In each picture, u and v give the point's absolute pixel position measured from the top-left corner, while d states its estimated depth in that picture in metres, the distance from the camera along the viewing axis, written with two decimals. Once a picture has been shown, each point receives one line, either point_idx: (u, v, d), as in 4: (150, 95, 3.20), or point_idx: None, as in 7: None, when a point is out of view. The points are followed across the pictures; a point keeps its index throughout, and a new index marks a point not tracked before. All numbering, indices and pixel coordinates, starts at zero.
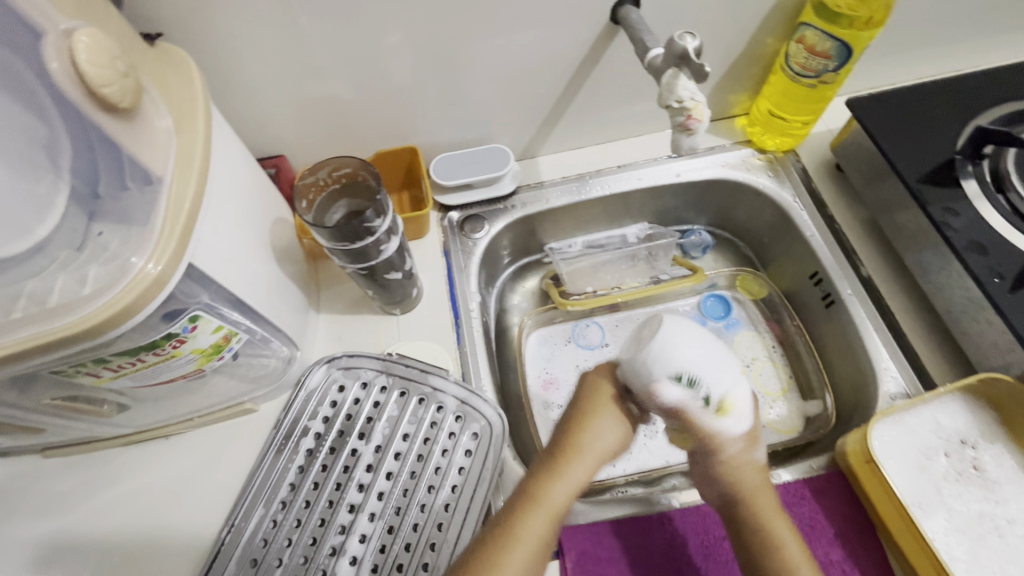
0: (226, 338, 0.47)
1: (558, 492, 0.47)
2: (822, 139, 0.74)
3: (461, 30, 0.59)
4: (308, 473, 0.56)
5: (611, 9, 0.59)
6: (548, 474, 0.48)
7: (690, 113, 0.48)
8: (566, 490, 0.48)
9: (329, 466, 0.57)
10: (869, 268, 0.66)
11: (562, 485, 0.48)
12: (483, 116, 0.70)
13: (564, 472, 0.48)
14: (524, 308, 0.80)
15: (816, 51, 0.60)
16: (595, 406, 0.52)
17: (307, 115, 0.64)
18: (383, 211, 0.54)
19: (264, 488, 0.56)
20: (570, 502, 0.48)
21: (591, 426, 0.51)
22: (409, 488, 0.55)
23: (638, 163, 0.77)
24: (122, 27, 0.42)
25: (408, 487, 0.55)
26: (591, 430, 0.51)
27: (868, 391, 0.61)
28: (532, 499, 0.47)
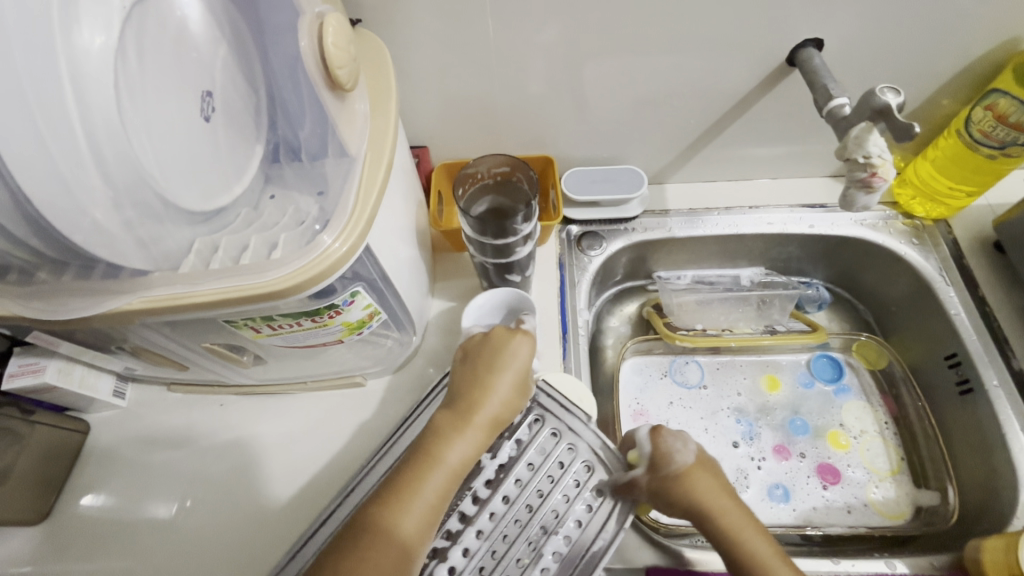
0: (370, 315, 0.48)
1: (453, 454, 0.49)
2: (980, 213, 0.69)
3: (632, 51, 0.59)
4: None
5: (790, 50, 0.57)
6: (448, 433, 0.50)
7: (876, 170, 0.45)
8: (463, 451, 0.49)
9: None
10: (1021, 361, 0.60)
11: (457, 445, 0.49)
12: (625, 137, 0.70)
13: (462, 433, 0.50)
14: (621, 333, 0.79)
15: (1008, 120, 0.56)
16: (492, 371, 0.53)
17: (457, 111, 0.67)
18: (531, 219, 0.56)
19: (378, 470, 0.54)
20: (463, 463, 0.50)
21: (485, 387, 0.52)
22: (521, 519, 0.52)
23: (770, 207, 0.74)
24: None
25: (522, 519, 0.52)
26: (489, 395, 0.52)
27: (1003, 495, 0.56)
28: (431, 458, 0.48)
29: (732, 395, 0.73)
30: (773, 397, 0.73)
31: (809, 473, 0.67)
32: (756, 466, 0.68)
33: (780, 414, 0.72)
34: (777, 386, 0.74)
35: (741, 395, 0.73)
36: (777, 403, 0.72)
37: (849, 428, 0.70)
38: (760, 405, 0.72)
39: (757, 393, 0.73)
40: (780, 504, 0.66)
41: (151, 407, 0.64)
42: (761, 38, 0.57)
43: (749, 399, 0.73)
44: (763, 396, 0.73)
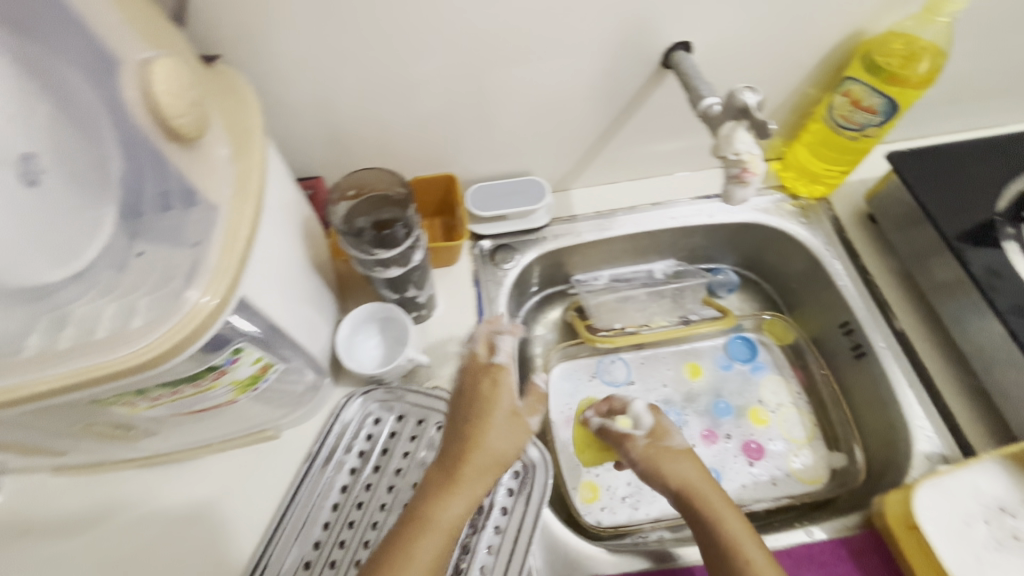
0: (263, 368, 0.46)
1: (449, 513, 0.48)
2: (855, 188, 0.74)
3: (513, 64, 0.59)
4: (343, 510, 0.55)
5: (662, 53, 0.59)
6: (439, 493, 0.49)
7: (746, 166, 0.47)
8: (459, 508, 0.49)
9: (365, 503, 0.55)
10: (903, 322, 0.65)
11: (451, 503, 0.49)
12: (523, 149, 0.70)
13: (458, 489, 0.49)
14: (547, 340, 0.80)
15: (862, 106, 0.60)
16: (482, 422, 0.52)
17: (348, 138, 0.64)
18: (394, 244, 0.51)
19: (298, 522, 0.55)
20: (459, 521, 0.49)
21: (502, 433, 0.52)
22: None
23: (671, 202, 0.76)
24: (177, 41, 0.40)
25: None
26: (478, 444, 0.51)
27: (900, 448, 0.60)
28: (420, 522, 0.48)
29: (658, 387, 0.75)
30: (695, 383, 0.76)
31: (736, 453, 0.70)
32: None
33: (703, 399, 0.74)
34: (697, 372, 0.76)
35: (665, 386, 0.76)
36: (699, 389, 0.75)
37: (766, 401, 0.74)
38: (684, 393, 0.75)
39: (680, 381, 0.76)
40: None
41: (33, 498, 0.57)
42: (636, 43, 0.58)
43: (674, 388, 0.75)
44: (686, 384, 0.76)
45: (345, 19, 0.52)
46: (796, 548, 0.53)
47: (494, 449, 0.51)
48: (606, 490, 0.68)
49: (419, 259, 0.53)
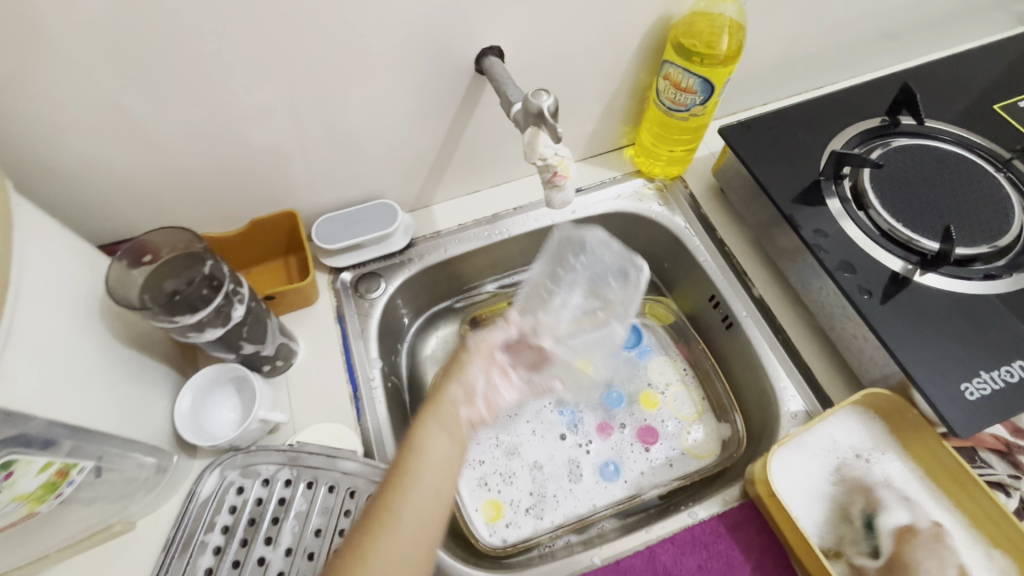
0: (61, 473, 0.41)
1: (437, 437, 0.49)
2: (705, 162, 0.77)
3: (321, 90, 0.56)
4: None
5: (475, 58, 0.58)
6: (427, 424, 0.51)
7: (555, 169, 0.49)
8: (446, 432, 0.50)
9: None
10: (759, 288, 0.67)
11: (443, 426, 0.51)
12: (366, 173, 0.67)
13: (440, 410, 0.52)
14: (439, 357, 0.77)
15: (682, 87, 0.61)
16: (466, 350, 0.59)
17: (163, 191, 0.59)
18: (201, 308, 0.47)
19: None
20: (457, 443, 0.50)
21: (460, 378, 0.55)
22: None
23: (534, 204, 0.75)
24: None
25: None
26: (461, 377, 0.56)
27: (770, 410, 0.62)
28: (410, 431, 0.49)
29: None
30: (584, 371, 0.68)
31: (632, 441, 0.70)
32: (585, 451, 0.70)
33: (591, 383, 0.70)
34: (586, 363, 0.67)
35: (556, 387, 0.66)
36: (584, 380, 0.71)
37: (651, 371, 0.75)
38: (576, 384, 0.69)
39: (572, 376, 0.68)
40: (612, 481, 0.68)
41: None
42: (446, 53, 0.57)
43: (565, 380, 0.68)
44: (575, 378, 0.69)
45: (109, 69, 0.47)
46: (680, 533, 0.53)
47: (467, 394, 0.54)
48: (509, 505, 0.66)
49: (241, 314, 0.49)
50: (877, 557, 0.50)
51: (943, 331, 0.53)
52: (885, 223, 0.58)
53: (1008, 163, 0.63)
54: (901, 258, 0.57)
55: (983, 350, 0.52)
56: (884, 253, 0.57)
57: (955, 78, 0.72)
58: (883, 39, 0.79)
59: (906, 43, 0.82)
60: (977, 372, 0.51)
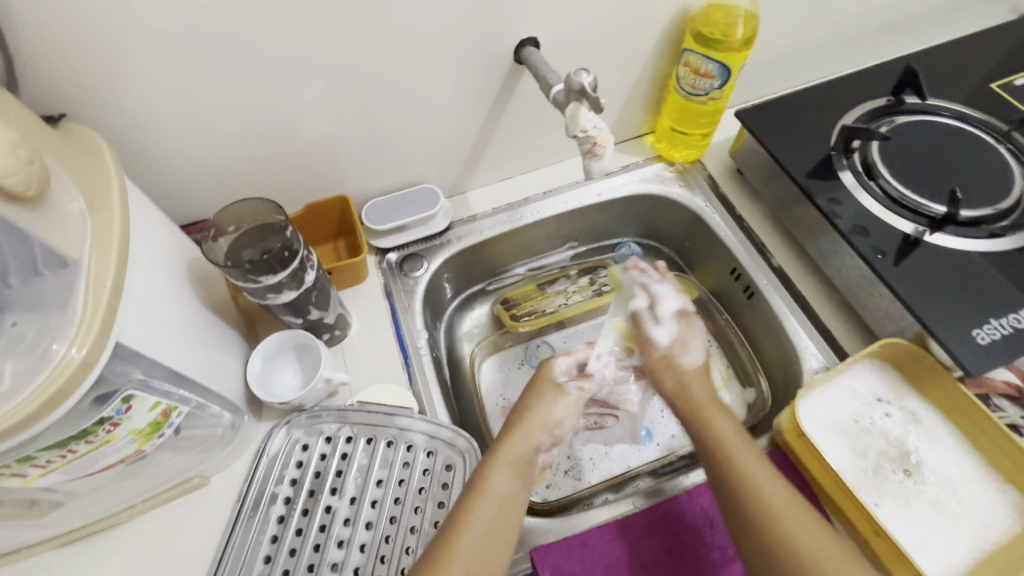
0: (165, 414, 0.47)
1: (498, 480, 0.50)
2: (721, 147, 0.82)
3: (376, 81, 0.62)
4: (283, 541, 0.55)
5: (513, 50, 0.63)
6: (490, 461, 0.52)
7: (595, 140, 0.54)
8: (506, 478, 0.51)
9: (304, 529, 0.55)
10: (778, 258, 0.72)
11: (504, 469, 0.52)
12: (410, 160, 0.72)
13: (504, 455, 0.53)
14: (476, 335, 0.82)
15: (701, 72, 0.66)
16: (541, 392, 0.59)
17: (230, 176, 0.65)
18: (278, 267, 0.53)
19: (238, 564, 0.54)
20: (516, 489, 0.51)
21: (543, 419, 0.57)
22: (390, 534, 0.55)
23: (563, 188, 0.81)
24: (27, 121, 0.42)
25: (391, 533, 0.55)
26: (535, 412, 0.57)
27: (794, 370, 0.66)
28: (475, 490, 0.50)
29: None
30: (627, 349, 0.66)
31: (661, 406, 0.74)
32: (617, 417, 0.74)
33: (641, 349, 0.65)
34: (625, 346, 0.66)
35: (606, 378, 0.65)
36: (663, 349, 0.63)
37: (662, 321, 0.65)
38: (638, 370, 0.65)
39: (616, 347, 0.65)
40: (645, 444, 0.72)
41: None
42: (488, 46, 0.62)
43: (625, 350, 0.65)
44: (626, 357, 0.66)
45: (195, 62, 0.53)
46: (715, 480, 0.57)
47: (551, 437, 0.57)
48: (549, 468, 0.70)
49: (312, 279, 0.55)
50: (898, 489, 0.54)
51: (953, 284, 0.58)
52: (895, 191, 0.63)
53: (1007, 135, 0.68)
54: (912, 222, 0.61)
55: (993, 301, 0.56)
56: (896, 218, 0.62)
57: (955, 61, 0.77)
58: (887, 29, 0.84)
59: (908, 33, 0.87)
60: (987, 320, 0.55)
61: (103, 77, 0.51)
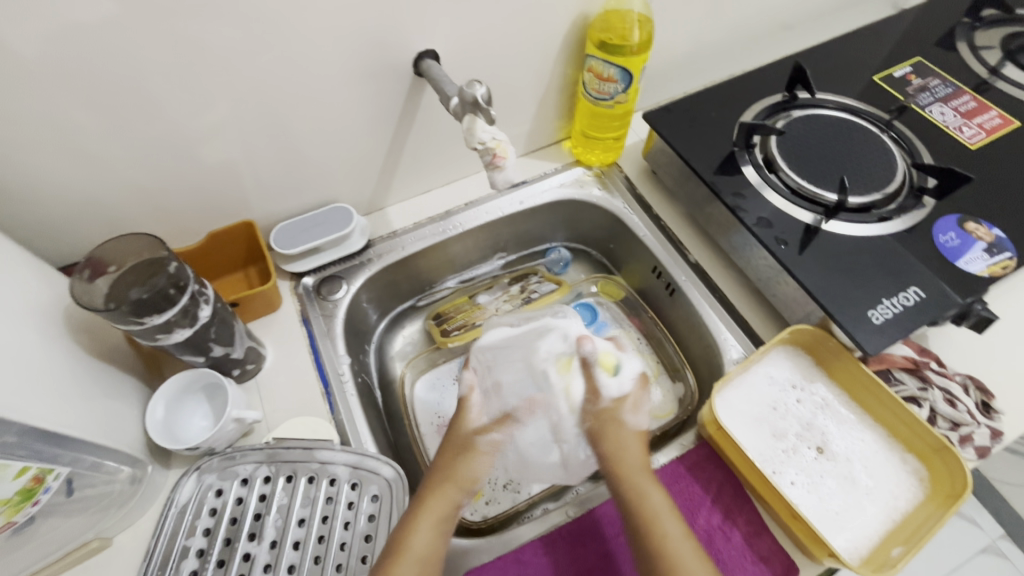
0: (38, 478, 0.42)
1: (419, 539, 0.49)
2: (636, 148, 0.84)
3: (269, 101, 0.59)
4: None
5: (413, 62, 0.62)
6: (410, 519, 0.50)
7: (495, 151, 0.54)
8: (429, 535, 0.49)
9: None
10: (695, 254, 0.74)
11: (421, 529, 0.50)
12: (320, 180, 0.70)
13: (424, 513, 0.51)
14: (407, 352, 0.80)
15: (604, 77, 0.67)
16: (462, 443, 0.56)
17: (118, 208, 0.60)
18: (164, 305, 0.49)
19: None
20: (435, 547, 0.49)
21: (458, 471, 0.54)
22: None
23: (484, 198, 0.80)
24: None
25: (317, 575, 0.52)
26: (457, 466, 0.54)
27: (715, 362, 0.68)
28: (396, 552, 0.48)
29: None
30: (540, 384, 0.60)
31: None
32: None
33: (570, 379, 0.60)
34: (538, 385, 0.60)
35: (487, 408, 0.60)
36: (611, 401, 0.58)
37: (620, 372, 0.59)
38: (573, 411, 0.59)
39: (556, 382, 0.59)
40: None
41: None
42: (386, 59, 0.61)
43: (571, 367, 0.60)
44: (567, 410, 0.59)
45: (57, 91, 0.49)
46: None
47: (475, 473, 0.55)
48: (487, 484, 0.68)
49: (207, 314, 0.52)
50: (813, 467, 0.56)
51: (850, 269, 0.61)
52: (794, 183, 0.66)
53: (889, 124, 0.72)
54: (810, 212, 0.64)
55: (887, 282, 0.60)
56: (795, 209, 0.65)
57: (842, 57, 0.81)
58: (779, 27, 0.88)
59: (801, 30, 0.92)
60: (880, 300, 0.58)
61: None
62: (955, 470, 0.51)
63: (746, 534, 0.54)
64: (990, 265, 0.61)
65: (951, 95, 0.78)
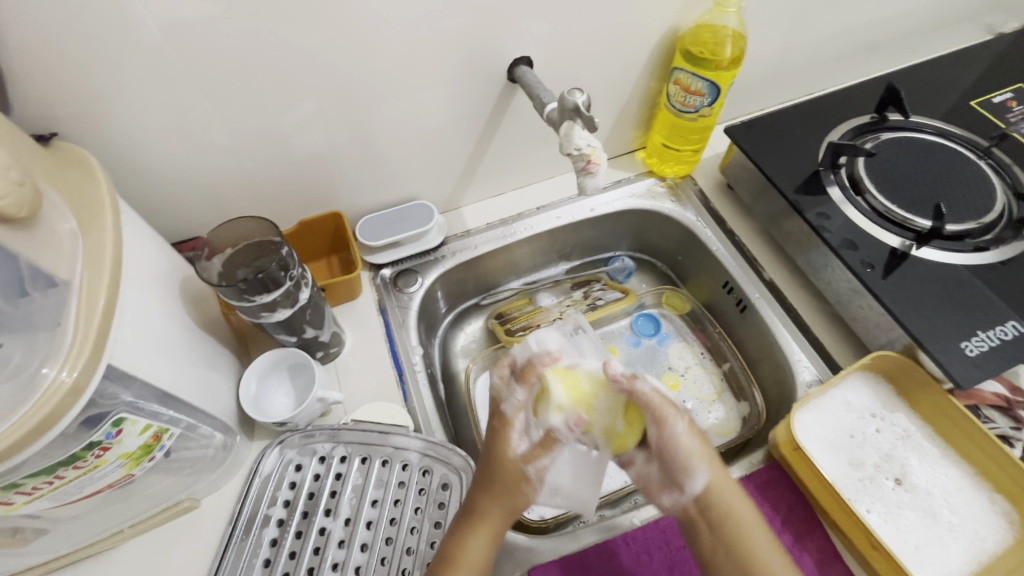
0: (156, 436, 0.46)
1: (472, 550, 0.49)
2: (711, 162, 0.83)
3: (370, 99, 0.62)
4: (276, 565, 0.54)
5: (506, 69, 0.64)
6: (465, 526, 0.50)
7: (589, 158, 0.55)
8: (480, 546, 0.49)
9: (298, 552, 0.54)
10: (770, 272, 0.73)
11: (474, 544, 0.49)
12: (405, 177, 0.73)
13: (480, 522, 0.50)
14: (471, 350, 0.82)
15: (691, 90, 0.67)
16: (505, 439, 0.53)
17: (225, 193, 0.65)
18: (274, 284, 0.52)
19: None
20: (485, 559, 0.49)
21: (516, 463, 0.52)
22: (386, 556, 0.54)
23: (556, 203, 0.81)
24: (19, 139, 0.42)
25: (387, 555, 0.54)
26: (511, 468, 0.52)
27: (787, 383, 0.67)
28: (450, 563, 0.48)
29: None
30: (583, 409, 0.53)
31: None
32: None
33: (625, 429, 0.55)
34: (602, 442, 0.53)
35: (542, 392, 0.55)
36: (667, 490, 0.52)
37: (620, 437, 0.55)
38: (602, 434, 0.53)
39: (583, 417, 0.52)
40: None
41: None
42: (481, 65, 0.63)
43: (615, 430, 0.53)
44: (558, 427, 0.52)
45: (189, 82, 0.53)
46: None
47: (538, 468, 0.53)
48: None
49: (306, 296, 0.55)
50: (892, 498, 0.54)
51: (941, 297, 0.59)
52: (882, 206, 0.65)
53: (987, 151, 0.70)
54: (899, 236, 0.63)
55: (980, 314, 0.57)
56: (883, 232, 0.63)
57: (937, 80, 0.79)
58: (867, 49, 0.87)
59: (889, 52, 0.90)
60: (974, 332, 0.56)
61: (97, 97, 0.51)
62: None
63: (818, 562, 0.53)
64: None
65: None
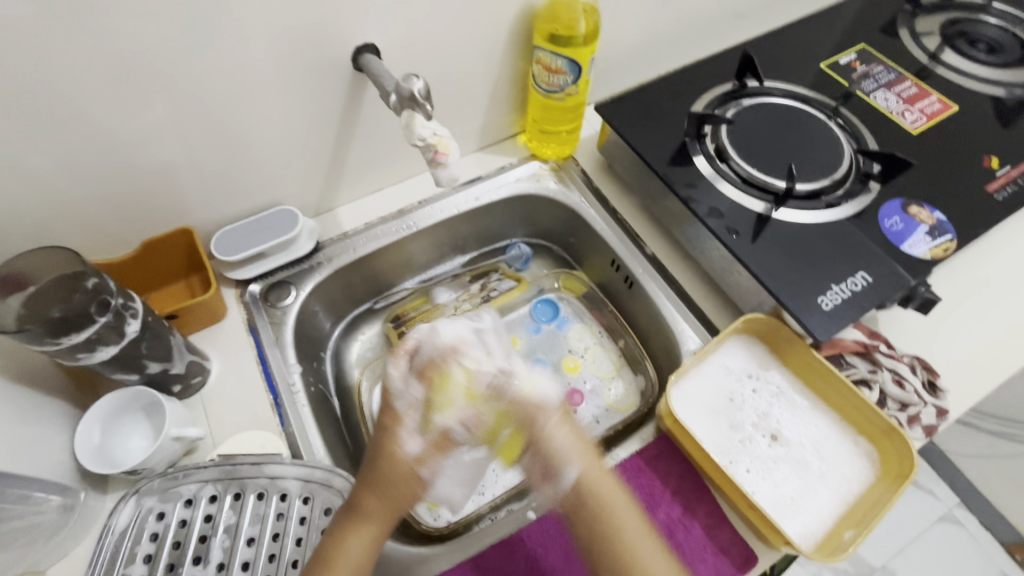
0: None
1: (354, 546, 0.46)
2: (591, 140, 0.83)
3: (199, 101, 0.56)
4: None
5: (352, 57, 0.59)
6: (344, 525, 0.47)
7: (436, 148, 0.53)
8: (362, 543, 0.46)
9: None
10: (651, 246, 0.74)
11: (356, 540, 0.46)
12: (262, 183, 0.67)
13: (363, 518, 0.46)
14: (366, 358, 0.77)
15: (553, 69, 0.66)
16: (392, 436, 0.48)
17: (40, 221, 0.56)
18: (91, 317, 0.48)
19: None
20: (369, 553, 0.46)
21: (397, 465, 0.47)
22: None
23: (438, 196, 0.78)
24: None
25: None
26: (398, 464, 0.47)
27: (674, 353, 0.68)
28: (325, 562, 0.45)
29: None
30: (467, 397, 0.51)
31: None
32: None
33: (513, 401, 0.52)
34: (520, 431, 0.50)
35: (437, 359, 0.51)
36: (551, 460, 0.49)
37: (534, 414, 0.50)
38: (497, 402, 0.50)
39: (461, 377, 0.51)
40: None
41: None
42: (322, 55, 0.58)
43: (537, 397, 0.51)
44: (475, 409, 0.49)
45: None
46: None
47: (430, 470, 0.48)
48: None
49: (135, 329, 0.51)
50: (769, 455, 0.56)
51: (800, 256, 0.61)
52: (745, 172, 0.66)
53: (836, 112, 0.73)
54: (762, 201, 0.65)
55: (836, 269, 0.60)
56: (747, 198, 0.65)
57: (791, 45, 0.82)
58: (729, 18, 0.89)
59: (750, 19, 0.93)
60: (830, 287, 0.59)
61: None
62: (904, 453, 0.52)
63: (706, 526, 0.54)
64: (932, 247, 0.63)
65: (893, 81, 0.79)
